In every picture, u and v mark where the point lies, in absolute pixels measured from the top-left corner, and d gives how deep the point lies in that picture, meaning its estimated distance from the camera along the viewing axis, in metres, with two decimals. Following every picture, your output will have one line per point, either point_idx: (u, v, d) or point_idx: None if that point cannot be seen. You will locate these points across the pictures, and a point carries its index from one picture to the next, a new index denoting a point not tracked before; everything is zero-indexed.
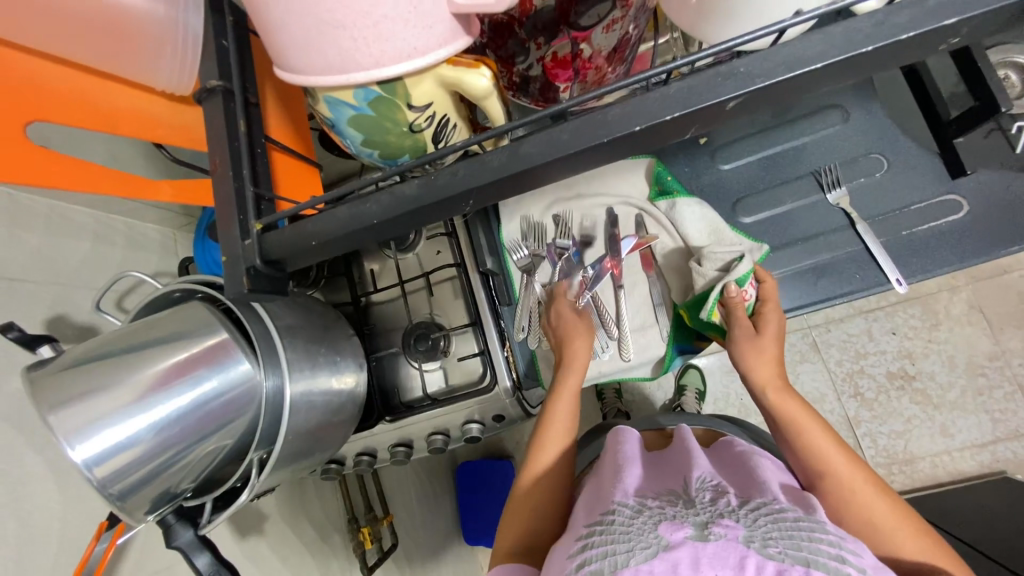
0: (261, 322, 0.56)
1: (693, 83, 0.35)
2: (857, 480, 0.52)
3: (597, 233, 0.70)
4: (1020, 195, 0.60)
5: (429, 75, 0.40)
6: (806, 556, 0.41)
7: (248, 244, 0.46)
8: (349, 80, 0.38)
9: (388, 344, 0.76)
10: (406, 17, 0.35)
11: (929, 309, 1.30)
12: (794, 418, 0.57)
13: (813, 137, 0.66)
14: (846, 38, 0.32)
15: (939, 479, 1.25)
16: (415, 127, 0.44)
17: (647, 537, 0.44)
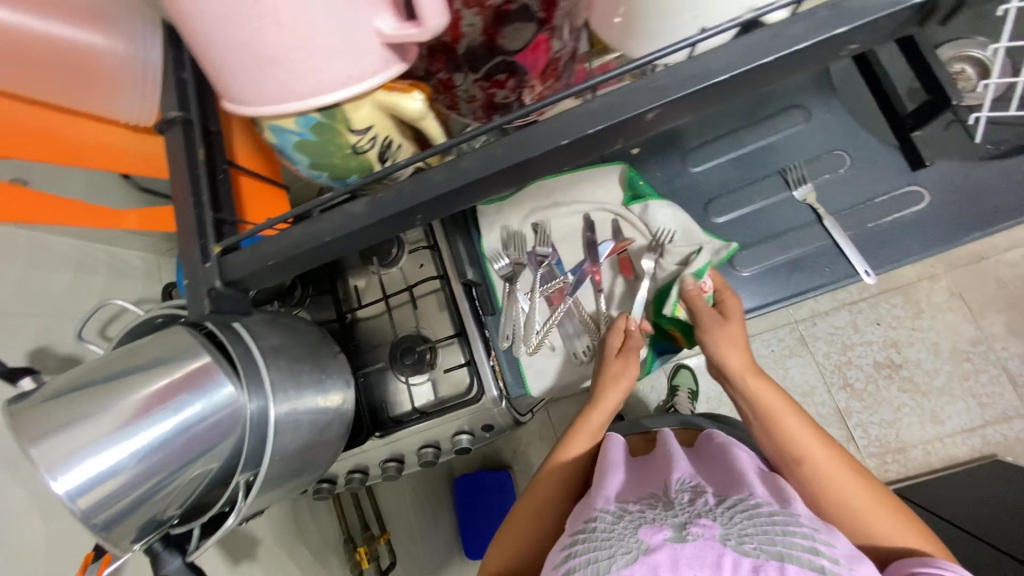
0: (243, 343, 0.56)
1: (625, 95, 0.36)
2: (830, 465, 0.54)
3: (575, 239, 0.72)
4: (978, 183, 0.63)
5: (366, 100, 0.41)
6: (780, 551, 0.44)
7: (208, 267, 0.48)
8: (288, 109, 0.40)
9: (375, 359, 0.76)
10: (337, 48, 0.37)
11: (911, 298, 1.32)
12: (769, 406, 0.58)
13: (779, 136, 0.68)
14: (748, 48, 0.34)
15: (932, 465, 1.27)
16: (359, 148, 0.45)
17: (628, 542, 0.47)
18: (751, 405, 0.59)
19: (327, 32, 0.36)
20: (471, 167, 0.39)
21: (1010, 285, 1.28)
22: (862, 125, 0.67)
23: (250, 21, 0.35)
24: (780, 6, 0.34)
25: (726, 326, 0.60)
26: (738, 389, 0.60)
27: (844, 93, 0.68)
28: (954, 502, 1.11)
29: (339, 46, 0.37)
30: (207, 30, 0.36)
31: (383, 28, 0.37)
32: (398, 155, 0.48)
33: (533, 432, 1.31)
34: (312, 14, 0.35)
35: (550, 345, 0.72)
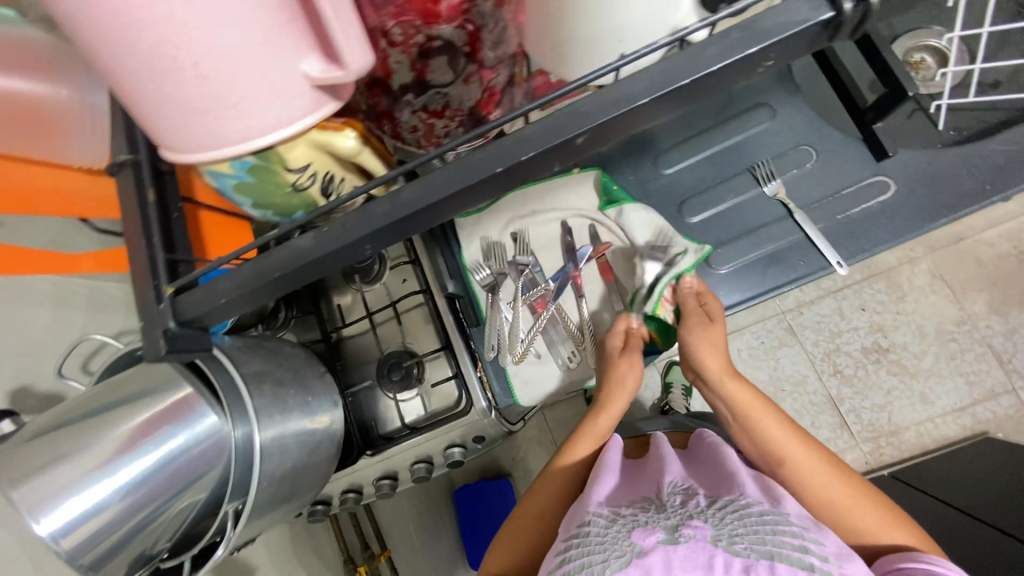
0: (226, 372, 0.56)
1: (560, 119, 0.34)
2: (809, 460, 0.56)
3: (554, 246, 0.72)
4: (942, 170, 0.64)
5: (300, 140, 0.40)
6: (771, 550, 0.45)
7: (161, 308, 0.42)
8: (221, 155, 0.38)
9: (362, 377, 0.76)
10: (262, 94, 0.35)
11: (893, 283, 1.34)
12: (750, 406, 0.59)
13: (747, 134, 0.70)
14: (665, 71, 0.32)
15: (926, 446, 1.28)
16: (299, 185, 0.45)
17: (621, 545, 0.48)
18: (732, 406, 0.60)
19: (252, 80, 0.34)
20: (406, 199, 0.36)
21: (988, 265, 1.31)
22: (827, 122, 0.68)
23: (166, 76, 0.32)
24: (704, 23, 0.31)
25: (708, 327, 0.61)
26: (717, 390, 0.61)
27: (806, 89, 0.70)
28: (946, 479, 1.12)
29: (266, 93, 0.35)
30: (124, 78, 0.33)
31: (310, 72, 0.35)
32: (341, 188, 0.48)
33: (530, 438, 1.31)
34: (233, 64, 0.33)
35: (535, 353, 0.72)
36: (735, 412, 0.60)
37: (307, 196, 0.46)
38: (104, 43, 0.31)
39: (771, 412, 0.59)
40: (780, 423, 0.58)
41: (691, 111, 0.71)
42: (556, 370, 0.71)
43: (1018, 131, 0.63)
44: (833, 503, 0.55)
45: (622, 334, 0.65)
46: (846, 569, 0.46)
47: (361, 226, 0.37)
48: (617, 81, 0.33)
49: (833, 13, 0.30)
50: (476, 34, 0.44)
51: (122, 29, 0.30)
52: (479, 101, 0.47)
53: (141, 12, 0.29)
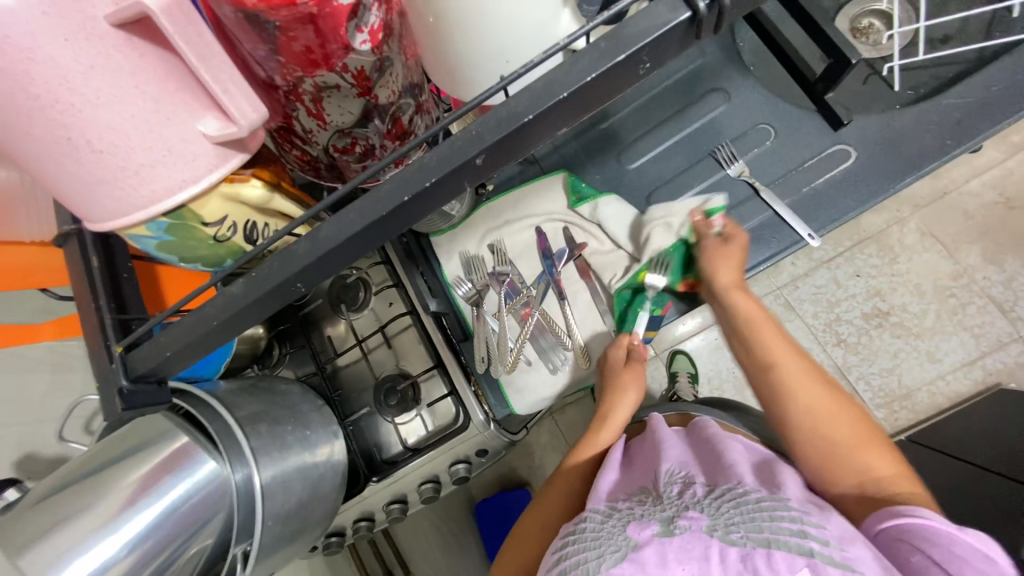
0: (222, 418, 0.56)
1: (457, 139, 0.32)
2: (802, 373, 0.59)
3: (531, 253, 0.73)
4: (900, 131, 0.64)
5: (214, 195, 0.39)
6: (767, 537, 0.46)
7: (113, 367, 0.42)
8: (133, 220, 0.38)
9: (361, 405, 0.76)
10: (161, 159, 0.35)
11: (885, 245, 1.33)
12: (750, 316, 0.63)
13: (705, 120, 0.71)
14: (545, 86, 0.30)
15: (940, 406, 1.26)
16: (220, 237, 0.43)
17: (617, 540, 0.48)
18: (736, 314, 0.63)
19: (147, 148, 0.34)
20: (317, 238, 0.34)
21: (976, 216, 1.30)
22: (781, 99, 0.70)
23: (68, 153, 0.33)
24: (585, 29, 0.30)
25: (723, 244, 0.63)
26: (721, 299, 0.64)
27: (758, 68, 0.71)
28: (961, 435, 1.11)
29: (167, 155, 0.35)
30: (34, 164, 0.34)
31: (208, 131, 0.35)
32: (267, 233, 0.46)
33: (545, 443, 1.21)
34: (130, 133, 0.34)
35: (526, 359, 0.72)
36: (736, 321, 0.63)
37: (233, 245, 0.44)
38: (14, 138, 0.32)
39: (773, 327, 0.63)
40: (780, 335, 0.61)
41: (648, 104, 0.73)
42: (547, 375, 0.71)
43: (969, 84, 0.63)
44: (812, 410, 0.57)
45: (625, 347, 0.68)
46: (849, 552, 0.45)
47: (300, 258, 0.34)
48: (506, 99, 0.31)
49: (691, 12, 0.29)
50: (368, 82, 0.41)
51: (24, 118, 0.31)
52: (387, 132, 0.45)
53: (30, 102, 0.30)
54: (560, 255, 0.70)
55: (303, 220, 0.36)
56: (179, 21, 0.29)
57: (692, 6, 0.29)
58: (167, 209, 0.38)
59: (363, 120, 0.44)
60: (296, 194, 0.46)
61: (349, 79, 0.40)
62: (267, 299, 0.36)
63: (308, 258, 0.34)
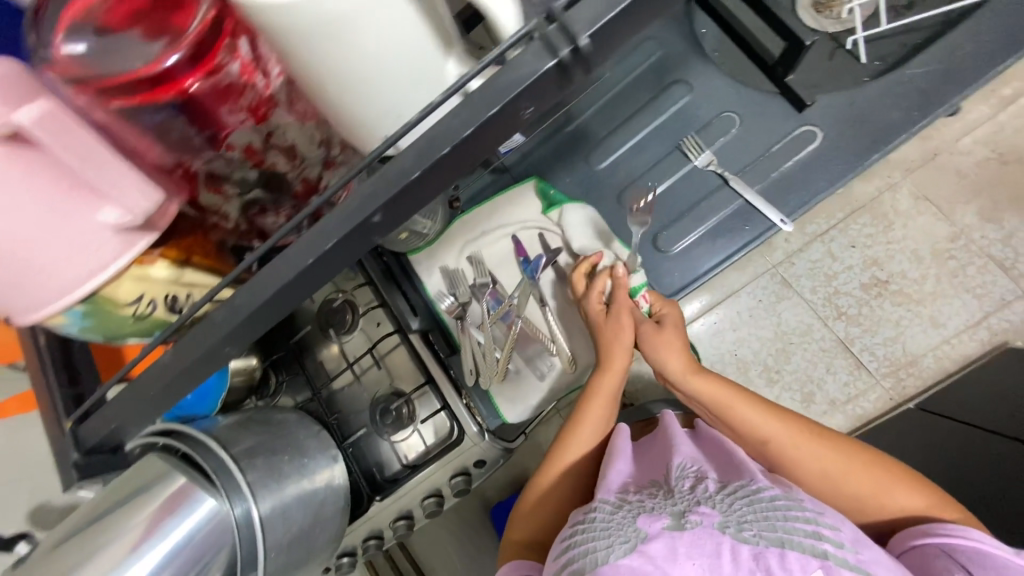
0: (216, 455, 0.57)
1: (374, 185, 0.32)
2: (793, 439, 0.62)
3: (511, 262, 0.73)
4: (865, 107, 0.64)
5: (126, 275, 0.39)
6: (782, 537, 0.50)
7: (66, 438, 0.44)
8: (46, 313, 0.38)
9: (358, 427, 0.77)
10: (63, 254, 0.36)
11: (878, 214, 1.32)
12: (722, 401, 0.64)
13: (668, 114, 0.71)
14: (459, 123, 0.30)
15: (948, 370, 1.25)
16: (143, 314, 0.42)
17: (626, 532, 0.53)
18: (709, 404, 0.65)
19: (47, 245, 0.35)
20: (248, 294, 0.35)
21: (969, 175, 1.28)
22: (745, 85, 0.69)
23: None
24: (472, 75, 0.31)
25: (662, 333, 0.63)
26: (692, 390, 0.65)
27: (719, 53, 0.70)
28: (967, 399, 1.10)
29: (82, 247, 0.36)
30: None
31: (109, 220, 0.36)
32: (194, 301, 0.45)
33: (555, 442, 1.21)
34: (26, 233, 0.35)
35: (514, 368, 0.73)
36: (713, 409, 0.65)
37: (156, 320, 0.43)
38: None
39: (746, 401, 0.64)
40: (757, 411, 0.63)
41: (610, 103, 0.72)
42: (535, 383, 0.72)
43: (933, 51, 0.63)
44: (822, 475, 0.62)
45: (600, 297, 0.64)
46: (863, 555, 0.50)
47: (243, 305, 0.35)
48: (394, 157, 0.32)
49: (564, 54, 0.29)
50: (259, 155, 0.42)
51: None
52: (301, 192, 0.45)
53: None
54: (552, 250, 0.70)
55: (228, 281, 0.37)
56: (53, 129, 0.31)
57: (559, 53, 0.29)
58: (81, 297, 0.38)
59: (269, 189, 0.44)
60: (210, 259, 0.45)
61: (238, 153, 0.41)
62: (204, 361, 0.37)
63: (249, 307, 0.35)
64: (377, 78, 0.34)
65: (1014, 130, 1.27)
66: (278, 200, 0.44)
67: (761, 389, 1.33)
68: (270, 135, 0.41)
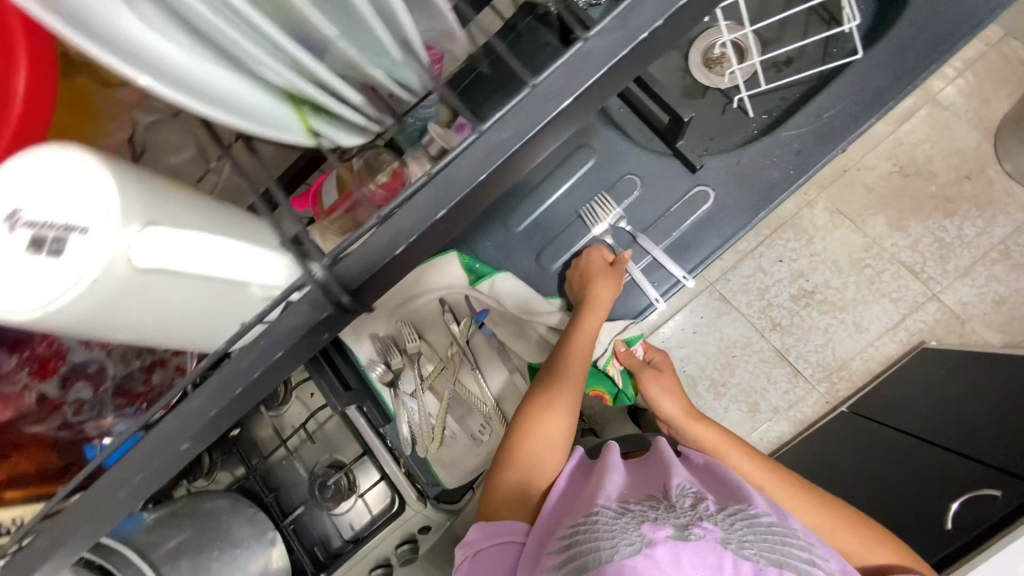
0: (133, 564, 0.56)
1: (274, 331, 0.37)
2: (784, 491, 0.65)
3: (438, 325, 0.76)
4: (747, 168, 0.68)
5: None
6: (780, 559, 0.51)
7: None
8: None
9: (297, 503, 0.75)
10: None
11: (800, 229, 1.40)
12: (720, 447, 0.69)
13: (575, 178, 0.74)
14: (353, 273, 0.36)
15: (873, 370, 1.35)
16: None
17: (631, 535, 0.51)
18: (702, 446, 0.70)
19: None
20: (163, 435, 0.37)
21: (876, 188, 1.39)
22: (637, 147, 0.73)
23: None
24: (374, 220, 0.36)
25: (661, 376, 0.77)
26: (688, 433, 0.72)
27: (621, 117, 0.73)
28: (888, 398, 1.19)
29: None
30: None
31: None
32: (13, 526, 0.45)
33: None
34: None
35: (448, 431, 0.75)
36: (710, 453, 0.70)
37: None
38: None
39: (739, 449, 0.69)
40: (749, 458, 0.68)
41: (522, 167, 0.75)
42: (469, 443, 0.75)
43: (804, 114, 0.67)
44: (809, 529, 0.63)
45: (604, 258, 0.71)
46: None
47: (175, 435, 0.37)
48: (295, 304, 0.37)
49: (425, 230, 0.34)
50: (59, 401, 0.50)
51: None
52: (122, 398, 0.52)
53: None
54: (474, 304, 0.74)
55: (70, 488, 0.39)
56: None
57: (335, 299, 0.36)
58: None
59: (80, 416, 0.51)
60: (31, 490, 0.46)
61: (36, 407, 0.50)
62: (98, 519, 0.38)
63: (179, 434, 0.37)
64: (169, 323, 0.40)
65: (910, 144, 1.37)
66: (94, 416, 0.51)
67: (710, 403, 1.39)
68: (64, 378, 0.50)
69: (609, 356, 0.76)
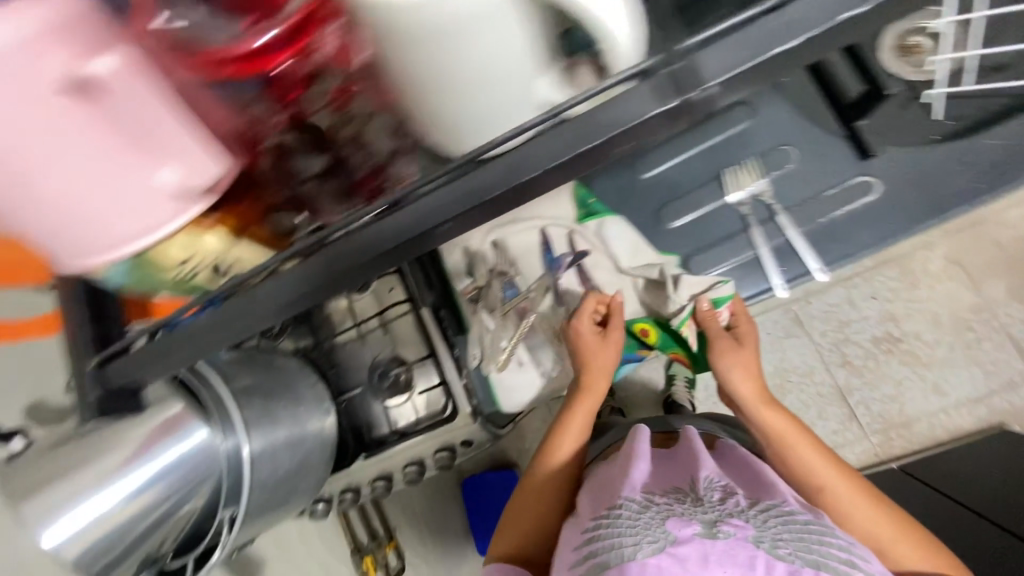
0: (217, 387, 0.59)
1: (449, 193, 0.34)
2: (844, 487, 0.68)
3: (534, 254, 0.72)
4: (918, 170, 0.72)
5: (180, 240, 0.37)
6: (817, 559, 0.55)
7: (85, 379, 0.46)
8: (89, 264, 0.36)
9: (353, 385, 0.76)
10: (105, 213, 0.33)
11: (906, 269, 1.29)
12: (784, 436, 0.71)
13: (732, 131, 0.75)
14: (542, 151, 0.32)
15: (937, 437, 1.25)
16: (190, 276, 0.40)
17: (656, 532, 0.58)
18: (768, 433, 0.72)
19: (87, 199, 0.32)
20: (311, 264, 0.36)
21: (1007, 248, 1.25)
22: (812, 122, 0.75)
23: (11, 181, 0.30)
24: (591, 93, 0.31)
25: (740, 350, 0.71)
26: (756, 418, 0.73)
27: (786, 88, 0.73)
28: (951, 467, 1.11)
29: (131, 202, 0.33)
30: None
31: (165, 184, 0.33)
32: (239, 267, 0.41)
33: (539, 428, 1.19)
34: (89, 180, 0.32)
35: (518, 360, 0.73)
36: (773, 443, 0.72)
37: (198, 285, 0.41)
38: None
39: (806, 442, 0.71)
40: (816, 453, 0.70)
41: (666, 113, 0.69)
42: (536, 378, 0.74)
43: None
44: (862, 527, 0.67)
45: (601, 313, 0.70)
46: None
47: (321, 269, 0.36)
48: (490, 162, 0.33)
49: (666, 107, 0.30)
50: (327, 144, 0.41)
51: None
52: (360, 181, 0.42)
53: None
54: (575, 242, 0.72)
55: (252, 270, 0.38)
56: (125, 83, 0.30)
57: (685, 94, 0.30)
58: (125, 257, 0.36)
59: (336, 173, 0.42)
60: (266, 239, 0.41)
61: (301, 141, 0.41)
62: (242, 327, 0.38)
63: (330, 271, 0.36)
64: (488, 85, 0.33)
65: None
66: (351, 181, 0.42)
67: None
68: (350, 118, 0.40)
69: (687, 316, 0.70)
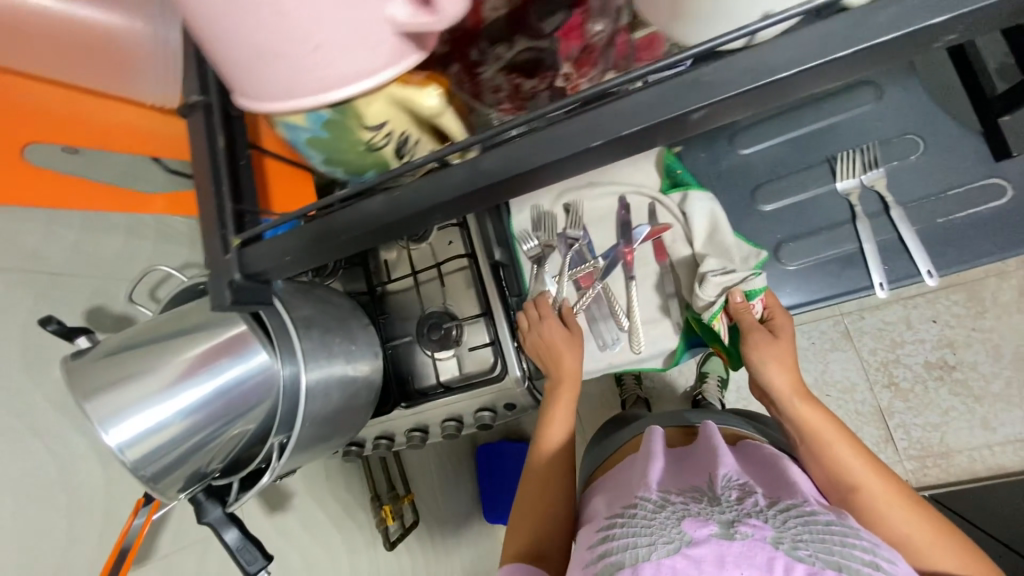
0: (279, 315, 0.56)
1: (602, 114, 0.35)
2: (886, 494, 0.56)
3: (607, 222, 0.72)
4: None
5: (379, 95, 0.41)
6: (839, 561, 0.45)
7: (228, 258, 0.48)
8: (300, 104, 0.39)
9: (403, 332, 0.76)
10: (343, 46, 0.36)
11: (974, 296, 1.21)
12: (817, 430, 0.62)
13: (846, 115, 0.72)
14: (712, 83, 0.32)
15: (977, 473, 1.17)
16: (374, 144, 0.46)
17: (671, 532, 0.49)
18: (800, 427, 0.63)
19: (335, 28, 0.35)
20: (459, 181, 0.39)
21: None
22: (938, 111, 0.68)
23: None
24: None
25: (776, 343, 0.65)
26: (789, 412, 0.64)
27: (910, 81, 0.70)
28: None
29: (359, 35, 0.35)
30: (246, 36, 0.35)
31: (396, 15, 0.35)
32: (415, 149, 0.49)
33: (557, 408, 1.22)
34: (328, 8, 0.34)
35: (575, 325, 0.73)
36: (805, 438, 0.62)
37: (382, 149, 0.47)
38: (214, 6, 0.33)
39: (844, 440, 0.61)
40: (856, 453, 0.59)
41: None
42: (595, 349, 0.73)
43: None
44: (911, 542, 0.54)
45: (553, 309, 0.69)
46: None
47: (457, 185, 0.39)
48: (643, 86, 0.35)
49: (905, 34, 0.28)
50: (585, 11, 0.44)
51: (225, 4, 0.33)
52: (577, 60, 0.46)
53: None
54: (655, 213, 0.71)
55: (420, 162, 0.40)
56: None
57: None
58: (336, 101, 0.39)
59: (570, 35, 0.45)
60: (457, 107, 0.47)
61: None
62: (390, 228, 0.42)
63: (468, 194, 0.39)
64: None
65: None
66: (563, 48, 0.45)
67: None
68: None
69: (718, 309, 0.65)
